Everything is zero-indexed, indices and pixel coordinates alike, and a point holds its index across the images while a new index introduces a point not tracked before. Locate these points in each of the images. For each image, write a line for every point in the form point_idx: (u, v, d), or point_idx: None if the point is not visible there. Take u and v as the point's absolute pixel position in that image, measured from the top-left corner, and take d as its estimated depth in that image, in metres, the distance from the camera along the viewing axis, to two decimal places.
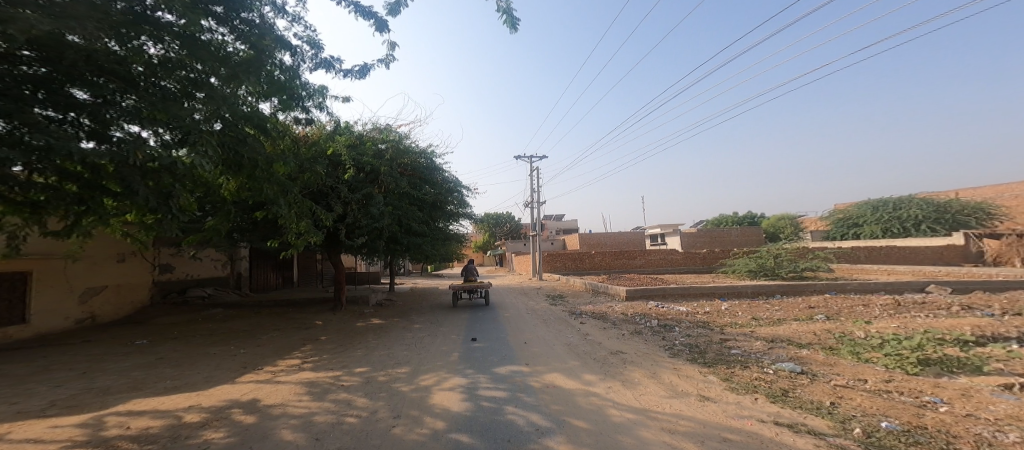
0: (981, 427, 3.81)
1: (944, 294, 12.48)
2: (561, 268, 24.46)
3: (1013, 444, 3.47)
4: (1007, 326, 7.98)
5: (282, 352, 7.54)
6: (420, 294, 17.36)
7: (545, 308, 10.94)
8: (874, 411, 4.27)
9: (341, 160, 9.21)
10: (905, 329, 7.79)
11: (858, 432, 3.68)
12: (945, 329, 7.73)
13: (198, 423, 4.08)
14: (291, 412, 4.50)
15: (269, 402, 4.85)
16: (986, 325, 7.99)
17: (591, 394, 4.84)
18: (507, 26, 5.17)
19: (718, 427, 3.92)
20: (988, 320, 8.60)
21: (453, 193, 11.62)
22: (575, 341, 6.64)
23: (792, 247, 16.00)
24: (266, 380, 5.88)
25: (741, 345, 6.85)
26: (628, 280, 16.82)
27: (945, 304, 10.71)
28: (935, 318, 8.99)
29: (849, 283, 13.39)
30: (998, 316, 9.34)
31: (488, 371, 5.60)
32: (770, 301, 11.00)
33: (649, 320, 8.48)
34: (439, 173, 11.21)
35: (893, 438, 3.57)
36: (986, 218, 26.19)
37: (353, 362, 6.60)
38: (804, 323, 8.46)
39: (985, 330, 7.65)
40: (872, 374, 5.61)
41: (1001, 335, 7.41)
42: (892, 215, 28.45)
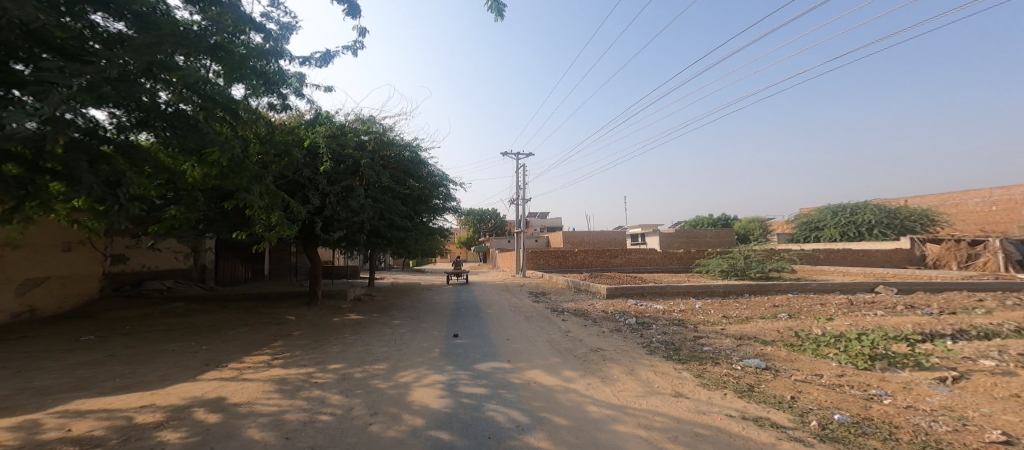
0: (919, 418, 4.11)
1: (891, 294, 13.42)
2: (542, 265, 24.66)
3: (946, 432, 3.77)
4: (944, 323, 8.69)
5: (249, 348, 7.26)
6: (398, 289, 17.07)
7: (527, 305, 11.03)
8: (828, 404, 4.54)
9: (320, 151, 8.86)
10: (858, 327, 8.31)
11: (814, 424, 3.90)
12: (892, 327, 8.30)
13: (152, 424, 3.87)
14: (260, 410, 4.35)
15: (235, 400, 4.66)
16: (926, 323, 8.65)
17: (571, 391, 4.93)
18: (491, 12, 5.18)
19: (690, 422, 4.07)
20: (929, 318, 9.29)
21: (438, 187, 11.47)
22: (557, 338, 6.70)
23: (761, 249, 16.68)
24: (231, 377, 5.64)
25: (712, 342, 7.12)
26: (609, 278, 17.06)
27: (892, 303, 11.51)
28: (883, 316, 9.65)
29: (809, 284, 14.13)
30: (936, 315, 10.14)
31: (470, 368, 5.59)
32: (740, 300, 11.46)
33: (628, 318, 8.68)
34: (423, 167, 11.04)
35: (844, 429, 3.80)
36: (930, 224, 28.27)
37: (328, 359, 6.42)
38: (769, 321, 8.87)
39: (925, 327, 8.27)
40: (827, 369, 5.97)
41: (939, 331, 8.04)
42: (850, 219, 30.24)
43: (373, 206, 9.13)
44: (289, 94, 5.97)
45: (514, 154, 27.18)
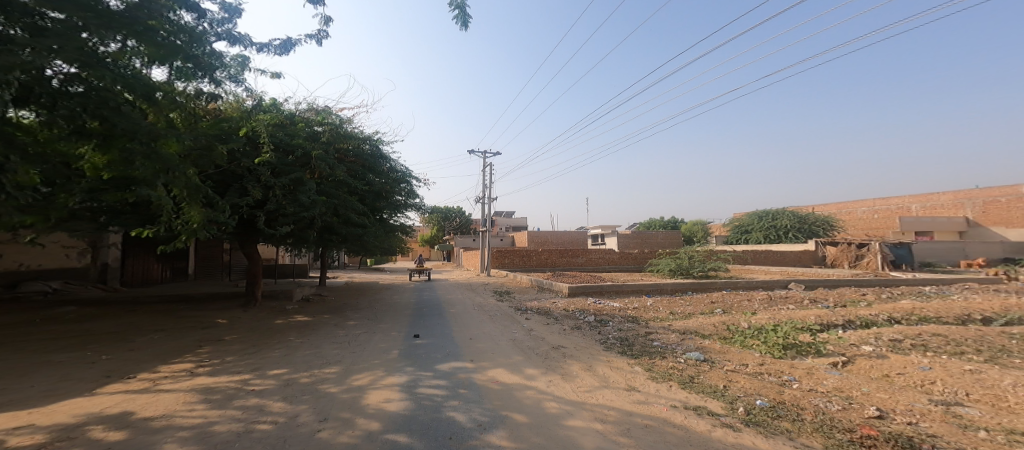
0: (819, 400, 4.65)
1: (800, 290, 15.11)
2: (507, 264, 24.57)
3: (836, 411, 4.31)
4: (838, 315, 9.96)
5: (167, 356, 6.48)
6: (349, 289, 16.20)
7: (490, 304, 10.93)
8: (751, 391, 5.00)
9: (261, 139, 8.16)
10: (775, 320, 9.27)
11: (741, 411, 4.27)
12: (803, 319, 9.36)
13: (35, 447, 3.29)
14: (180, 423, 3.88)
15: (147, 414, 4.13)
16: (825, 315, 9.85)
17: (532, 388, 4.96)
18: (456, 21, 5.08)
19: (640, 414, 4.26)
20: (827, 311, 10.59)
21: (399, 183, 11.22)
22: (520, 337, 6.70)
23: (703, 250, 17.97)
24: (143, 389, 4.99)
25: (660, 337, 7.56)
26: (572, 277, 17.38)
27: (801, 298, 12.99)
28: (794, 310, 10.87)
29: (738, 281, 15.50)
30: (832, 307, 11.61)
31: (431, 368, 5.43)
32: (684, 297, 12.28)
33: (587, 315, 8.94)
34: (383, 162, 10.67)
35: (763, 414, 4.19)
36: (830, 229, 32.32)
37: (267, 365, 5.90)
38: (707, 316, 9.59)
39: (824, 319, 9.41)
40: (751, 359, 6.58)
41: (833, 322, 9.18)
42: (770, 224, 33.57)
43: (326, 202, 8.54)
44: (224, 80, 5.41)
45: (481, 152, 26.97)
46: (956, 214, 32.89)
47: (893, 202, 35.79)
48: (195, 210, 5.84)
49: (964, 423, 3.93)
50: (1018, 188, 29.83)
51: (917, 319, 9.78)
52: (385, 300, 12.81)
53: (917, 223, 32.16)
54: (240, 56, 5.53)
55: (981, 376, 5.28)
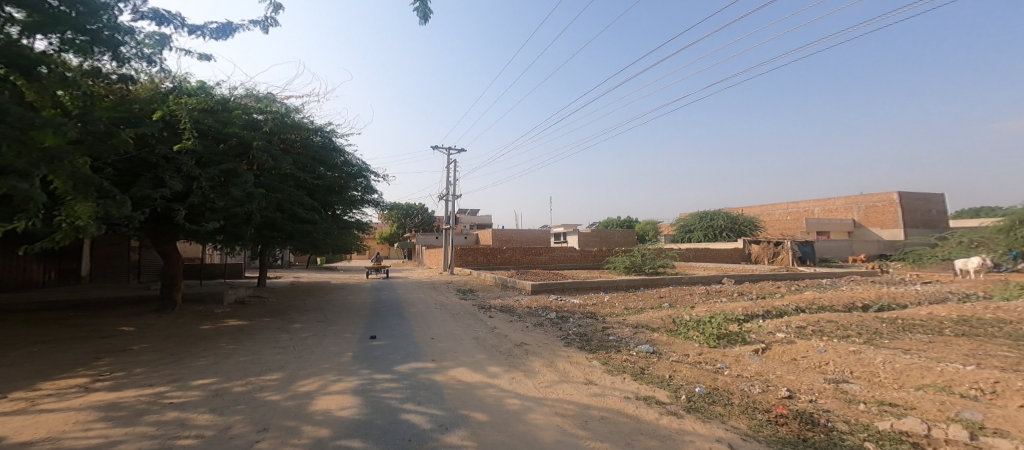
0: (744, 384, 5.05)
1: (731, 284, 16.43)
2: (470, 262, 24.06)
3: (758, 393, 4.69)
4: (761, 305, 10.94)
5: (54, 371, 5.59)
6: (294, 289, 15.15)
7: (453, 302, 10.70)
8: (691, 379, 5.35)
9: (180, 124, 7.25)
10: (711, 312, 10.00)
11: (683, 398, 4.53)
12: (736, 310, 10.19)
13: None
14: (68, 446, 3.29)
15: (22, 438, 3.46)
16: (750, 306, 10.73)
17: (493, 386, 4.92)
18: (415, 16, 4.91)
19: (596, 407, 4.38)
20: (752, 302, 11.61)
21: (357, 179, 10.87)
22: (483, 335, 6.66)
23: (654, 248, 18.98)
24: (19, 409, 4.21)
25: (616, 331, 7.87)
26: (535, 275, 17.55)
27: (731, 291, 14.15)
28: (727, 302, 11.82)
29: (682, 277, 16.53)
30: (754, 299, 12.78)
31: (389, 370, 5.23)
32: (637, 293, 12.89)
33: (549, 312, 9.08)
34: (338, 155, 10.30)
35: (703, 400, 4.48)
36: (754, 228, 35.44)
37: (190, 375, 5.31)
38: (656, 310, 10.13)
39: (750, 309, 10.27)
40: (691, 349, 7.03)
41: (754, 313, 9.94)
42: (708, 224, 36.13)
43: (266, 196, 7.80)
44: (130, 57, 4.82)
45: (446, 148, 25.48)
46: (846, 216, 37.73)
47: (802, 205, 40.24)
48: (94, 231, 4.70)
49: (851, 398, 4.42)
50: (890, 195, 34.96)
51: (816, 307, 10.84)
52: (337, 300, 12.19)
53: (818, 224, 36.40)
54: (157, 34, 4.93)
55: (862, 356, 5.95)
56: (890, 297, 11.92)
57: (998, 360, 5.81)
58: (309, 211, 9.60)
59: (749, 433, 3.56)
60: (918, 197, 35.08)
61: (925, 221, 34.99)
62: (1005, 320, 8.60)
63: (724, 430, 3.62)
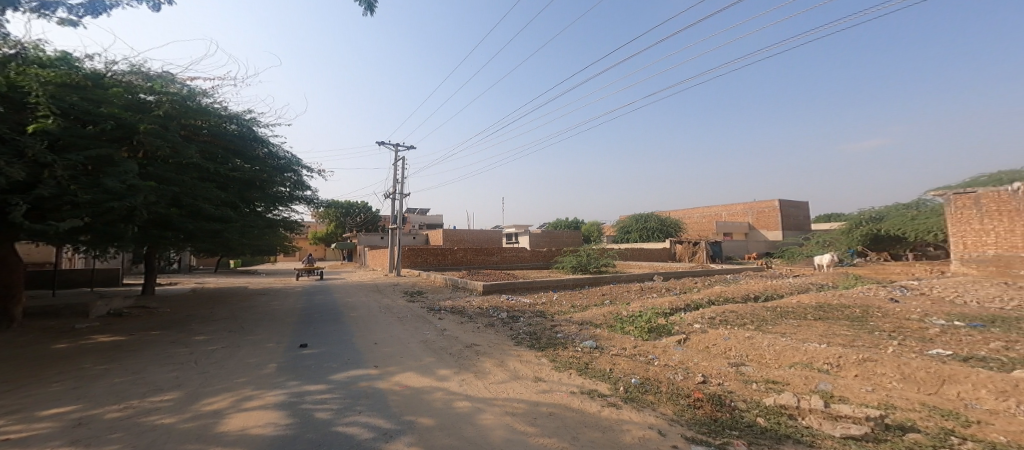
0: (673, 373, 5.12)
1: (661, 280, 17.53)
2: (420, 263, 23.18)
3: (682, 380, 4.77)
4: (685, 298, 11.77)
5: None
6: (207, 296, 13.50)
7: (400, 305, 10.22)
8: (628, 371, 5.44)
9: (30, 98, 5.49)
10: (644, 307, 10.53)
11: (621, 389, 4.55)
12: (667, 304, 10.84)
13: None
14: None
15: None
16: (675, 300, 11.45)
17: (443, 388, 4.64)
18: (360, 6, 4.62)
19: (544, 403, 4.31)
20: (677, 296, 12.45)
21: (270, 172, 10.05)
22: (432, 338, 6.44)
23: (597, 248, 19.75)
24: None
25: (562, 329, 8.00)
26: (485, 275, 17.48)
27: (660, 287, 15.08)
28: (658, 297, 12.55)
29: (623, 275, 17.34)
30: (677, 293, 13.75)
31: (325, 379, 4.78)
32: (583, 291, 13.28)
33: (499, 312, 9.04)
34: (251, 145, 9.54)
35: (637, 390, 4.50)
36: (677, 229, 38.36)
37: (32, 405, 3.94)
38: (599, 307, 10.48)
39: (677, 303, 10.97)
40: (628, 342, 7.27)
41: (677, 307, 10.53)
42: (641, 225, 38.52)
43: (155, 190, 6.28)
44: None
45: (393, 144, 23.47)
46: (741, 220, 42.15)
47: (713, 209, 44.32)
48: None
49: (748, 379, 4.72)
50: (772, 201, 40.03)
51: (722, 298, 11.75)
52: (266, 306, 11.19)
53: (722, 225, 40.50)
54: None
55: (754, 339, 6.29)
56: (771, 289, 13.45)
57: (847, 340, 6.61)
58: (219, 205, 8.47)
59: (675, 417, 3.68)
60: (794, 203, 40.45)
61: (795, 224, 40.34)
62: (847, 304, 9.95)
63: (655, 417, 3.71)
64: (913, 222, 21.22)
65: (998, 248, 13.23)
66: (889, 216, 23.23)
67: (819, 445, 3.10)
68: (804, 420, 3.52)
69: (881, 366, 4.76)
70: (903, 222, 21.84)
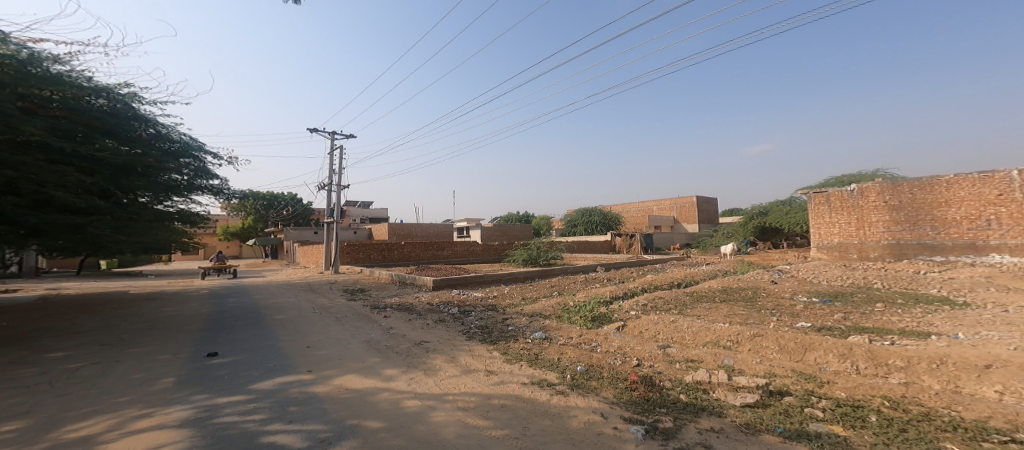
0: (615, 358, 5.33)
1: (604, 271, 18.24)
2: (361, 259, 22.01)
3: (622, 364, 4.98)
4: (624, 287, 12.36)
5: None
6: (109, 302, 11.85)
7: (340, 305, 9.71)
8: (574, 359, 5.60)
9: None
10: (588, 297, 10.89)
11: (569, 377, 4.67)
12: (609, 293, 11.29)
13: None
14: None
15: None
16: (615, 289, 11.97)
17: (389, 388, 4.48)
18: None
19: (495, 395, 4.31)
20: (617, 286, 13.04)
21: (151, 156, 8.64)
22: (376, 337, 6.22)
23: (547, 241, 20.10)
24: None
25: (514, 322, 8.06)
26: (435, 270, 17.21)
27: (605, 277, 15.69)
28: (601, 287, 13.06)
29: (572, 267, 17.86)
30: (618, 282, 14.40)
31: (252, 387, 4.38)
32: (533, 283, 13.46)
33: (450, 307, 8.92)
34: (117, 124, 8.22)
35: (584, 377, 4.62)
36: (616, 222, 40.12)
37: None
38: (549, 299, 10.69)
39: (618, 291, 11.46)
40: (575, 331, 7.47)
41: (617, 295, 11.04)
42: (585, 220, 39.93)
43: None
44: None
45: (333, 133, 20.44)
46: (667, 214, 44.46)
47: (646, 204, 46.78)
48: None
49: (672, 359, 5.03)
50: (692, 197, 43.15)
51: (653, 286, 12.47)
52: (186, 310, 10.15)
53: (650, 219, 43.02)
54: None
55: (678, 322, 6.65)
56: (690, 275, 14.51)
57: (742, 318, 7.26)
58: (81, 193, 7.00)
59: (615, 400, 3.82)
60: (706, 197, 44.32)
61: (709, 218, 44.07)
62: (743, 286, 11.01)
63: (599, 401, 3.84)
64: (789, 216, 25.18)
65: (841, 237, 16.39)
66: (772, 210, 26.96)
67: (725, 415, 3.35)
68: (714, 394, 3.79)
69: (765, 340, 5.28)
70: (786, 216, 25.50)
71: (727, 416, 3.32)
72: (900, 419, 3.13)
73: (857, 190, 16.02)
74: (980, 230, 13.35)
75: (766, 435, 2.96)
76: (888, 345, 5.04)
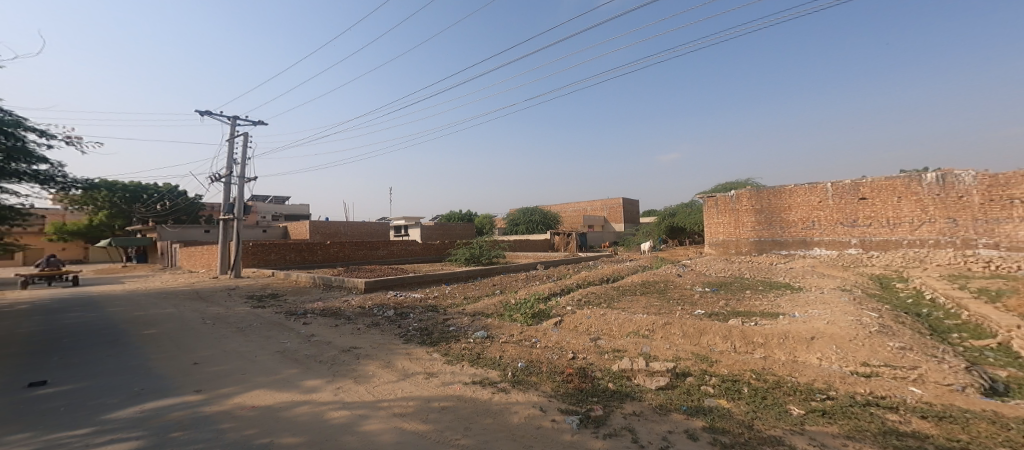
0: (552, 353, 5.49)
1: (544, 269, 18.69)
2: (270, 261, 19.34)
3: (559, 358, 5.12)
4: (561, 283, 12.79)
5: None
6: None
7: (260, 312, 8.95)
8: (514, 356, 5.67)
9: None
10: (528, 294, 11.10)
11: (510, 374, 4.71)
12: (548, 289, 11.61)
13: None
14: None
15: None
16: (554, 285, 12.33)
17: (311, 400, 4.21)
18: None
19: (435, 398, 4.25)
20: (555, 282, 13.47)
21: None
22: (291, 348, 5.85)
23: (490, 240, 20.26)
24: None
25: (456, 322, 7.98)
26: (369, 271, 16.56)
27: (545, 275, 16.11)
28: (540, 284, 13.38)
29: (514, 265, 18.13)
30: (556, 279, 14.86)
31: (131, 409, 3.83)
32: (477, 282, 13.43)
33: (385, 310, 8.63)
34: None
35: (526, 373, 4.69)
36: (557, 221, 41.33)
37: None
38: (492, 297, 10.74)
39: (556, 288, 11.80)
40: (516, 328, 7.56)
41: (555, 291, 11.38)
42: (528, 218, 40.70)
43: None
44: None
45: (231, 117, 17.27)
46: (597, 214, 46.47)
47: (580, 204, 48.73)
48: None
49: (601, 350, 5.27)
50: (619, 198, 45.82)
51: (587, 282, 13.03)
52: (47, 323, 8.49)
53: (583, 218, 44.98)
54: None
55: (607, 315, 6.99)
56: (616, 271, 15.35)
57: (657, 309, 7.81)
58: None
59: (552, 393, 3.93)
60: (628, 198, 47.32)
61: (632, 218, 47.09)
62: (655, 280, 11.89)
63: (538, 395, 3.92)
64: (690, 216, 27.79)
65: (724, 234, 19.19)
66: (678, 212, 29.35)
67: (643, 398, 3.57)
68: (635, 380, 4.02)
69: (672, 327, 5.71)
70: (686, 215, 28.27)
71: (644, 400, 3.54)
72: (761, 388, 3.58)
73: (735, 195, 18.85)
74: (810, 229, 16.84)
75: (674, 414, 3.20)
76: (754, 325, 5.77)
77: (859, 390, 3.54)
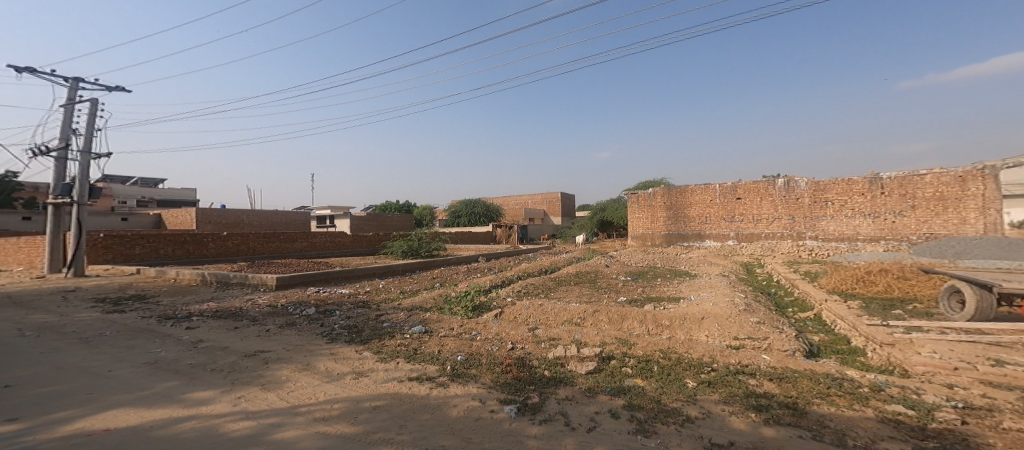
0: (491, 344, 5.61)
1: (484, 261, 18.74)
2: (134, 254, 15.86)
3: (500, 349, 5.26)
4: (504, 275, 12.99)
5: None
6: None
7: (141, 316, 7.63)
8: (454, 350, 5.66)
9: None
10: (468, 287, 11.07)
11: (450, 368, 4.73)
12: (490, 281, 11.69)
13: None
14: None
15: None
16: (495, 277, 12.47)
17: (203, 414, 3.75)
18: None
19: (365, 398, 4.09)
20: (496, 274, 13.64)
21: None
22: (156, 360, 5.04)
23: (428, 232, 19.75)
24: None
25: (390, 317, 7.67)
26: (283, 265, 15.04)
27: (486, 267, 16.20)
28: (480, 277, 13.42)
29: (452, 258, 17.90)
30: (498, 271, 15.03)
31: None
32: (415, 276, 13.02)
33: (305, 308, 7.94)
34: None
35: (467, 366, 4.73)
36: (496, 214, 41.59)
37: None
38: (430, 291, 10.50)
39: (497, 280, 11.93)
40: (456, 322, 7.52)
41: (496, 283, 11.52)
42: (466, 210, 40.37)
43: None
44: None
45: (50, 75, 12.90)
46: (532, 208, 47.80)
47: (517, 197, 49.60)
48: None
49: (539, 339, 5.54)
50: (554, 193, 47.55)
51: (527, 273, 13.41)
52: None
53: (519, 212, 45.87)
54: None
55: (545, 305, 7.32)
56: (554, 262, 16.08)
57: (589, 297, 8.38)
58: None
59: (491, 385, 4.05)
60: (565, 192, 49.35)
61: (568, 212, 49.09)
62: (587, 270, 12.72)
63: (478, 387, 4.02)
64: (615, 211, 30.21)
65: (643, 228, 21.25)
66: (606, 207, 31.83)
67: (575, 383, 3.88)
68: (569, 365, 4.33)
69: (601, 314, 6.21)
70: (614, 210, 30.81)
71: (576, 384, 3.84)
72: (666, 366, 4.13)
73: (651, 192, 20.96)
74: (703, 224, 19.35)
75: (600, 395, 3.54)
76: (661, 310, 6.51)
77: (731, 360, 4.28)
